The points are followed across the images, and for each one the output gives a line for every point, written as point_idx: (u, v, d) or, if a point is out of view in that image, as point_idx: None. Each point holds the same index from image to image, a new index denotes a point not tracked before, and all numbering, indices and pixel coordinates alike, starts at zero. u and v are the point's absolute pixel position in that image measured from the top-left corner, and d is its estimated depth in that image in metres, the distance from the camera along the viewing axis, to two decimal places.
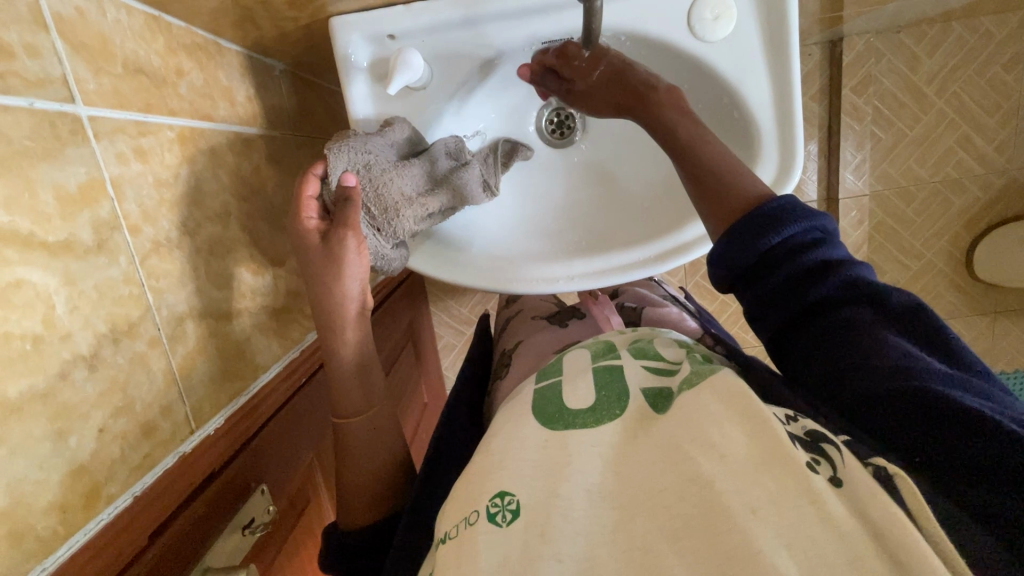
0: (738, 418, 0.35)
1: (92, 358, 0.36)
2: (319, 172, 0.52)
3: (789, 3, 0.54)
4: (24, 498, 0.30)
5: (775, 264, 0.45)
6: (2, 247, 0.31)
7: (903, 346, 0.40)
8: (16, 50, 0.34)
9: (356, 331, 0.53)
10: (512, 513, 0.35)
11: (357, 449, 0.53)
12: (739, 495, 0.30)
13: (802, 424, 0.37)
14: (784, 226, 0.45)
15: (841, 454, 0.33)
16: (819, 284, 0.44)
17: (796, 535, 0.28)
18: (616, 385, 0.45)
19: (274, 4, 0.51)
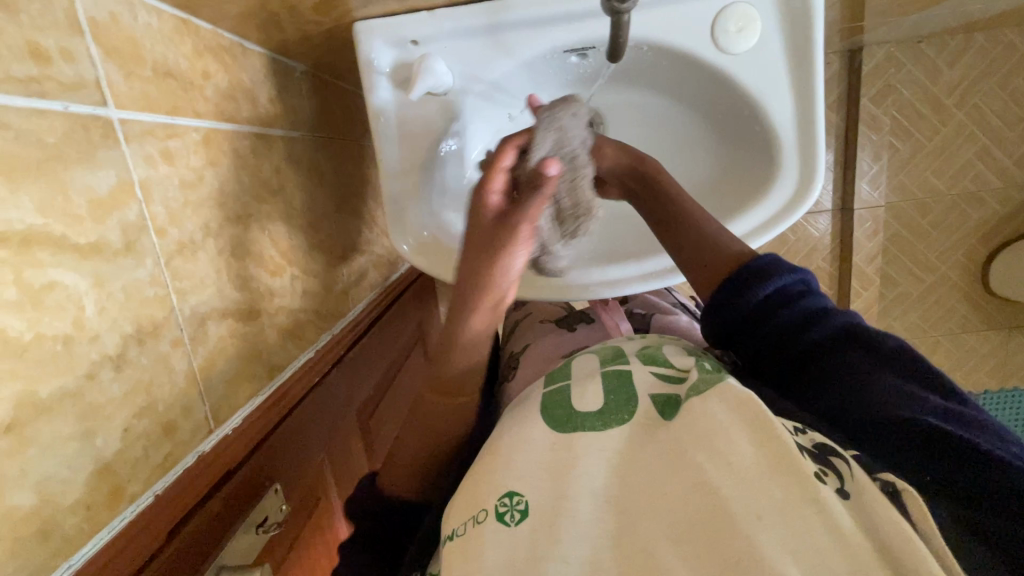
0: (744, 424, 0.34)
1: (118, 359, 0.36)
2: (517, 143, 0.45)
3: (816, 16, 0.53)
4: (54, 496, 0.31)
5: (766, 314, 0.48)
6: (37, 250, 0.31)
7: (898, 386, 0.40)
8: (52, 55, 0.34)
9: (488, 320, 0.49)
10: (521, 513, 0.36)
11: (444, 427, 0.53)
12: (743, 501, 0.30)
13: (812, 436, 0.36)
14: (774, 277, 0.48)
15: (851, 469, 0.32)
16: (812, 328, 0.46)
17: (800, 544, 0.27)
18: (625, 389, 0.44)
19: (301, 9, 0.51)
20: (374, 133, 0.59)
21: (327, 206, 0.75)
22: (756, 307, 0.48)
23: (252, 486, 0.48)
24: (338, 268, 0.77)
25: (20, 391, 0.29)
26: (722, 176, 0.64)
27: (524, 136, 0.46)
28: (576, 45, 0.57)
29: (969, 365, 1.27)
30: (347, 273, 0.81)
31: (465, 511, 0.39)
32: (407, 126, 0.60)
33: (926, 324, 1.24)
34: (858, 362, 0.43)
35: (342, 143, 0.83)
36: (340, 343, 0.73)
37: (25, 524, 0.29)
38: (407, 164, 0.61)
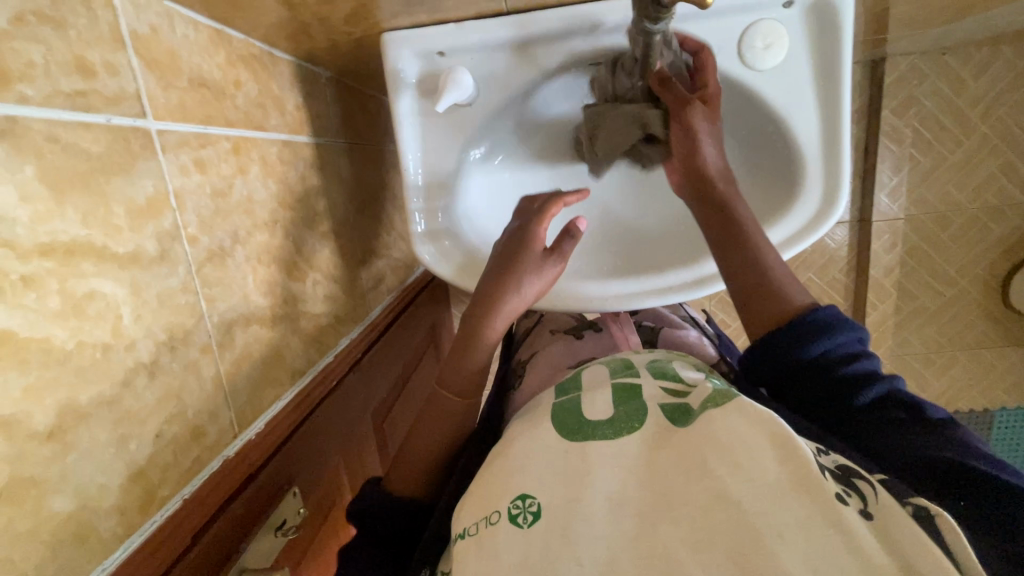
0: (765, 439, 0.34)
1: (152, 365, 0.37)
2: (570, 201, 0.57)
3: (844, 33, 0.53)
4: (90, 501, 0.32)
5: (818, 358, 0.47)
6: (80, 260, 0.32)
7: (965, 445, 0.39)
8: (97, 69, 0.35)
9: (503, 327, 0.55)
10: (534, 514, 0.36)
11: (440, 426, 0.55)
12: (767, 518, 0.30)
13: (833, 458, 0.36)
14: (829, 332, 0.47)
15: (876, 491, 0.32)
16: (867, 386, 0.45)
17: (823, 560, 0.28)
18: (636, 401, 0.43)
19: (332, 20, 0.52)
20: (399, 140, 0.60)
21: (347, 210, 0.76)
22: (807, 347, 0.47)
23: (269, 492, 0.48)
24: (357, 272, 0.78)
25: (62, 398, 0.30)
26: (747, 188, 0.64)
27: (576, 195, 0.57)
28: (600, 58, 0.57)
29: (987, 381, 1.25)
30: (366, 277, 0.82)
31: (477, 511, 0.39)
32: (432, 135, 0.61)
33: (944, 339, 1.22)
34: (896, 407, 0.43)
35: (364, 147, 0.84)
36: (357, 347, 0.74)
37: (63, 529, 0.30)
38: (430, 171, 0.62)
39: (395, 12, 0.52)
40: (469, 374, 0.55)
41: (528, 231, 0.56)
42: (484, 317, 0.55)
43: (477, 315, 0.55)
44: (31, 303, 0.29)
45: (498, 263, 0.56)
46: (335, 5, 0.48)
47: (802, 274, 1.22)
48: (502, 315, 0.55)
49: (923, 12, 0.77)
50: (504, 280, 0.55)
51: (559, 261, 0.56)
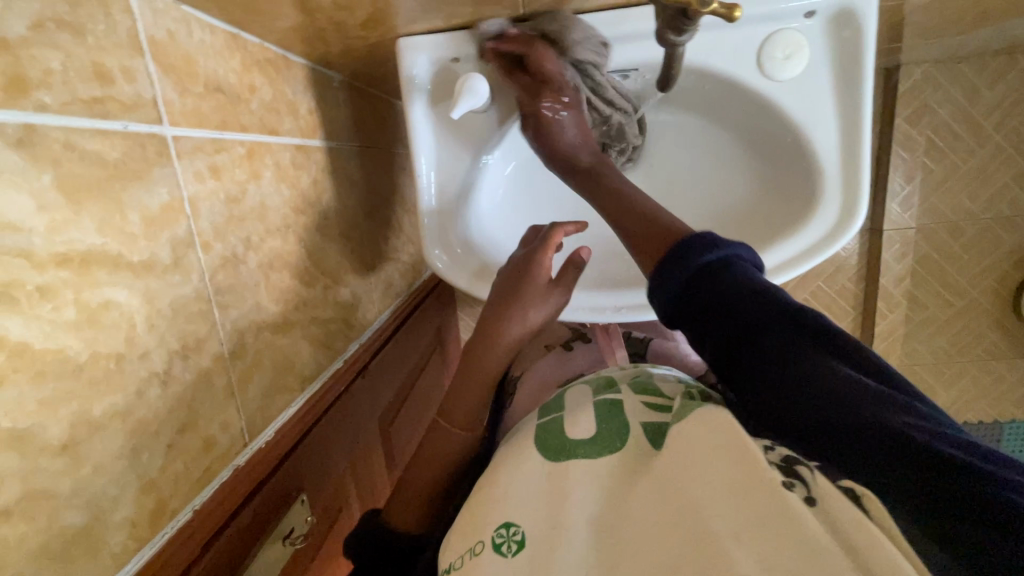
0: (719, 444, 0.33)
1: (165, 375, 0.37)
2: (568, 231, 0.58)
3: (867, 46, 0.52)
4: (103, 514, 0.31)
5: (719, 288, 0.37)
6: (95, 270, 0.32)
7: (850, 376, 0.32)
8: (115, 76, 0.35)
9: (501, 356, 0.55)
10: (518, 543, 0.37)
11: (445, 450, 0.56)
12: (723, 521, 0.29)
13: (777, 450, 0.32)
14: (701, 254, 0.40)
15: (813, 473, 0.29)
16: (756, 306, 0.35)
17: (777, 557, 0.26)
18: (619, 420, 0.43)
19: (347, 26, 0.52)
20: (412, 145, 0.60)
21: (358, 215, 0.75)
22: (695, 278, 0.39)
23: (274, 503, 0.48)
24: (367, 276, 0.78)
25: (76, 410, 0.30)
26: (764, 197, 0.62)
27: (574, 224, 0.58)
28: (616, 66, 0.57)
29: (998, 391, 1.23)
30: (375, 281, 0.81)
31: (461, 542, 0.39)
32: (445, 141, 0.60)
33: (954, 349, 1.21)
34: (768, 338, 0.35)
35: (374, 150, 0.84)
36: (365, 352, 0.74)
37: (75, 544, 0.29)
38: (442, 176, 0.61)
39: (411, 18, 0.51)
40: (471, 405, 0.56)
41: (532, 261, 0.56)
42: (488, 348, 0.55)
43: (483, 345, 0.55)
44: (46, 314, 0.28)
45: (501, 294, 0.56)
46: (352, 10, 0.48)
47: (811, 282, 1.21)
48: (506, 344, 0.55)
49: (943, 19, 0.75)
50: (509, 312, 0.55)
51: (563, 291, 0.56)
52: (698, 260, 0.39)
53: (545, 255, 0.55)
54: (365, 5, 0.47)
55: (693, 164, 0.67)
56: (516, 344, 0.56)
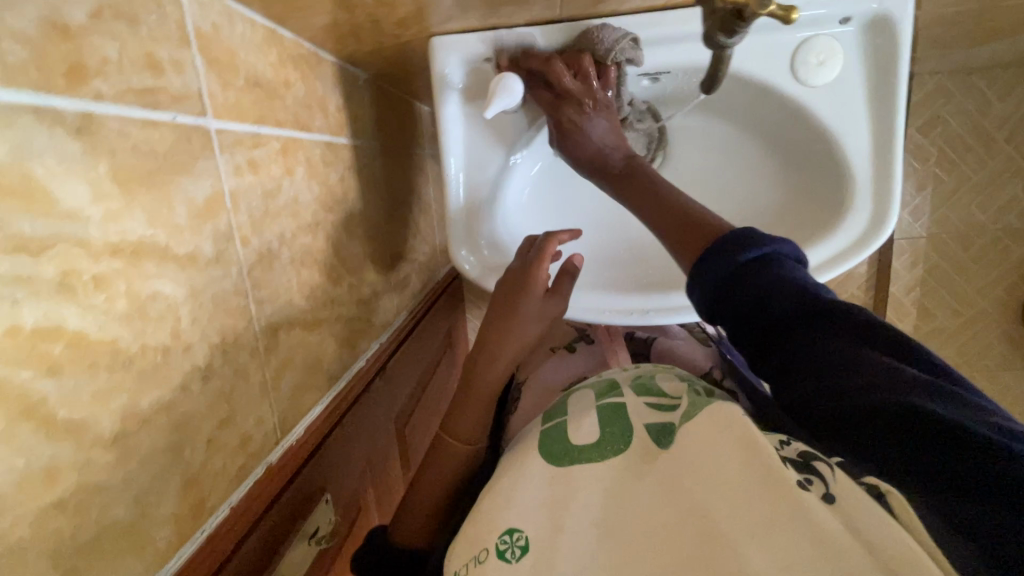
0: (734, 444, 0.34)
1: (207, 369, 0.36)
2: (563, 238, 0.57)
3: (902, 53, 0.52)
4: (148, 509, 0.31)
5: (759, 286, 0.36)
6: (145, 261, 0.31)
7: (894, 368, 0.30)
8: (165, 67, 0.34)
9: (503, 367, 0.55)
10: (522, 549, 0.37)
11: (451, 467, 0.54)
12: (734, 521, 0.30)
13: (795, 447, 0.34)
14: (743, 249, 0.38)
15: (834, 472, 0.30)
16: (789, 301, 0.34)
17: (790, 557, 0.27)
18: (623, 422, 0.43)
19: (384, 23, 0.51)
20: (442, 144, 0.60)
21: (380, 214, 0.75)
22: (733, 277, 0.38)
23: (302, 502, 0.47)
24: (387, 275, 0.77)
25: (125, 403, 0.29)
26: (793, 202, 0.63)
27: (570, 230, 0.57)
28: (649, 69, 0.57)
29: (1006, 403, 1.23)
30: (394, 280, 0.81)
31: (466, 550, 0.39)
32: (475, 142, 0.60)
33: (962, 359, 1.20)
34: (806, 333, 0.34)
35: (395, 150, 0.84)
36: (385, 351, 0.73)
37: (123, 539, 0.29)
38: (471, 177, 0.61)
39: (448, 17, 0.51)
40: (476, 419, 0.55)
41: (528, 272, 0.55)
42: (488, 364, 0.55)
43: (484, 359, 0.55)
44: (100, 305, 0.28)
45: (500, 309, 0.56)
46: (392, 7, 0.47)
47: None
48: (507, 358, 0.55)
49: (964, 29, 0.75)
50: (507, 327, 0.55)
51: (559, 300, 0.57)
52: (737, 258, 0.38)
53: (541, 266, 0.54)
54: (406, 3, 0.47)
55: (719, 169, 0.67)
56: (517, 353, 0.56)
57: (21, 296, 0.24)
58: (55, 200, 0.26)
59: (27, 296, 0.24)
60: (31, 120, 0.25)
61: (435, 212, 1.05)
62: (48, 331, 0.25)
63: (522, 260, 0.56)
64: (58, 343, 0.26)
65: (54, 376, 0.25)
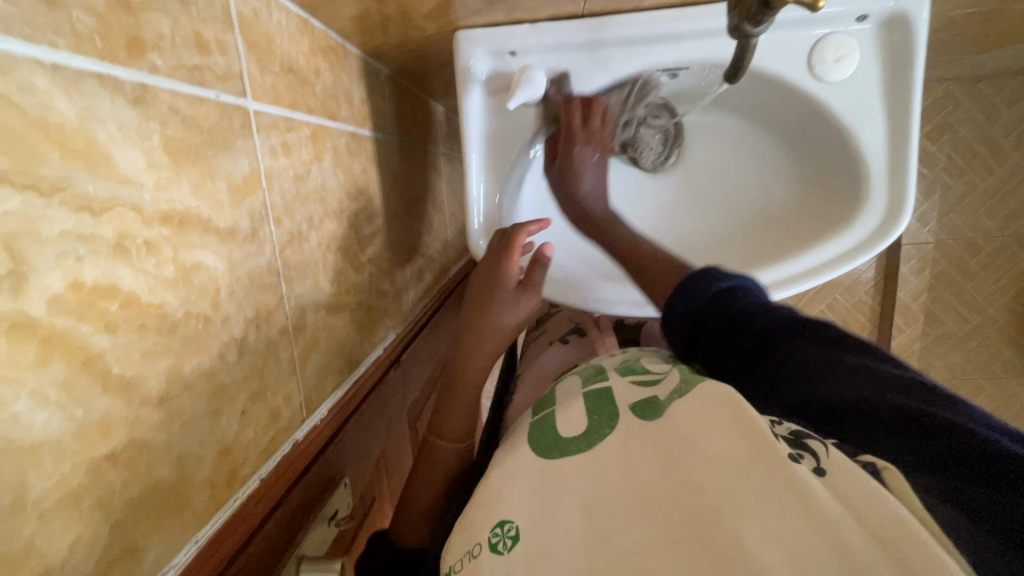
0: (727, 420, 0.33)
1: (242, 342, 0.37)
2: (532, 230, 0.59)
3: (918, 48, 0.53)
4: (188, 471, 0.32)
5: (734, 311, 0.44)
6: (190, 231, 0.32)
7: (864, 368, 0.37)
8: (211, 47, 0.35)
9: (485, 359, 0.55)
10: (512, 539, 0.34)
11: (446, 461, 0.52)
12: (723, 494, 0.29)
13: (787, 426, 0.34)
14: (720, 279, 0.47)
15: (826, 447, 0.31)
16: (762, 321, 0.43)
17: (783, 529, 0.26)
18: (609, 404, 0.42)
19: (412, 16, 0.53)
20: (463, 138, 0.61)
21: (397, 207, 0.76)
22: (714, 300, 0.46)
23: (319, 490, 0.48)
24: (403, 267, 0.78)
25: (171, 366, 0.30)
26: (806, 199, 0.64)
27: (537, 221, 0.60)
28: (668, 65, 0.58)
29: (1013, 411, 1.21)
30: (410, 273, 0.82)
31: (459, 546, 0.37)
32: (495, 135, 0.61)
33: (970, 365, 1.20)
34: (789, 348, 0.41)
35: (413, 146, 0.85)
36: (400, 343, 0.74)
37: (165, 499, 0.30)
38: (490, 171, 0.62)
39: (476, 10, 0.52)
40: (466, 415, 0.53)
41: (500, 266, 0.57)
42: (468, 361, 0.54)
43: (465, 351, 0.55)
44: (150, 269, 0.29)
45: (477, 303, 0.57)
46: None
47: (829, 293, 1.21)
48: (488, 350, 0.55)
49: (973, 35, 0.76)
50: (485, 317, 0.56)
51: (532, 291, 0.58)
52: (711, 289, 0.46)
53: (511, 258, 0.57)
54: None
55: (734, 170, 0.69)
56: (498, 345, 0.56)
57: (84, 254, 0.25)
58: (115, 164, 0.27)
59: (89, 254, 0.25)
60: (96, 87, 0.26)
61: (448, 211, 1.07)
62: (105, 289, 0.26)
63: (493, 256, 0.59)
64: (114, 302, 0.27)
65: (110, 333, 0.26)
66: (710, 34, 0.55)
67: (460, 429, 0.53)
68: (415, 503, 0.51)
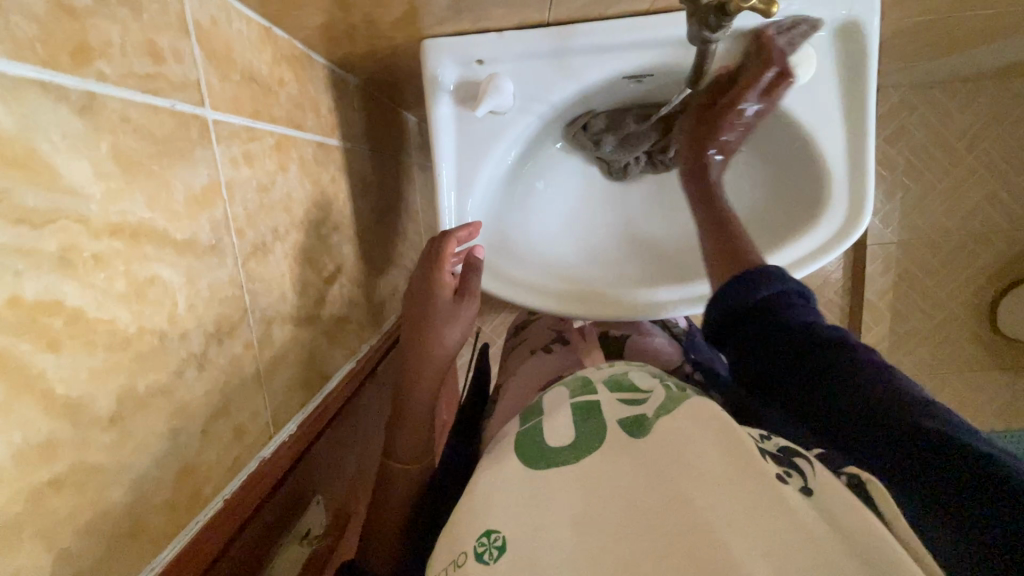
0: (714, 438, 0.34)
1: (202, 357, 0.36)
2: (461, 238, 0.58)
3: (871, 54, 0.55)
4: (144, 495, 0.31)
5: (777, 319, 0.47)
6: (144, 244, 0.31)
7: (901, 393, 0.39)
8: (165, 55, 0.35)
9: (431, 380, 0.55)
10: (500, 549, 0.32)
11: (404, 486, 0.53)
12: (715, 510, 0.29)
13: (776, 442, 0.37)
14: (772, 281, 0.50)
15: (813, 467, 0.33)
16: (804, 329, 0.46)
17: (773, 543, 0.26)
18: (596, 419, 0.42)
19: (378, 24, 0.52)
20: (435, 146, 0.60)
21: (369, 217, 0.75)
22: (757, 307, 0.49)
23: (282, 516, 0.46)
24: (376, 279, 0.77)
25: (124, 384, 0.29)
26: (772, 205, 0.66)
27: (467, 227, 0.58)
28: (636, 72, 0.59)
29: (979, 401, 1.24)
30: (383, 283, 0.81)
31: (447, 552, 0.35)
32: (467, 141, 0.61)
33: (936, 361, 1.23)
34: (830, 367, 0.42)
35: (384, 155, 0.84)
36: (376, 355, 0.73)
37: (118, 523, 0.29)
38: (463, 180, 0.62)
39: (442, 19, 0.53)
40: (419, 439, 0.54)
41: (432, 282, 0.57)
42: (416, 386, 0.55)
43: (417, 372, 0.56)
44: (99, 283, 0.28)
45: (415, 321, 0.57)
46: (386, 7, 0.48)
47: None
48: (434, 374, 0.56)
49: (925, 42, 0.79)
50: (427, 338, 0.56)
51: (468, 301, 0.58)
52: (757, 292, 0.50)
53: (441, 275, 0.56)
54: (402, 3, 0.48)
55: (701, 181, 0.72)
56: (442, 361, 0.56)
57: (23, 269, 0.24)
58: (59, 175, 0.26)
59: (28, 268, 0.24)
60: (38, 96, 0.25)
61: (423, 220, 1.06)
62: (48, 305, 0.25)
63: (425, 270, 0.58)
64: (58, 319, 0.25)
65: (53, 351, 0.25)
66: (673, 38, 0.56)
67: (416, 449, 0.54)
68: (380, 526, 0.51)
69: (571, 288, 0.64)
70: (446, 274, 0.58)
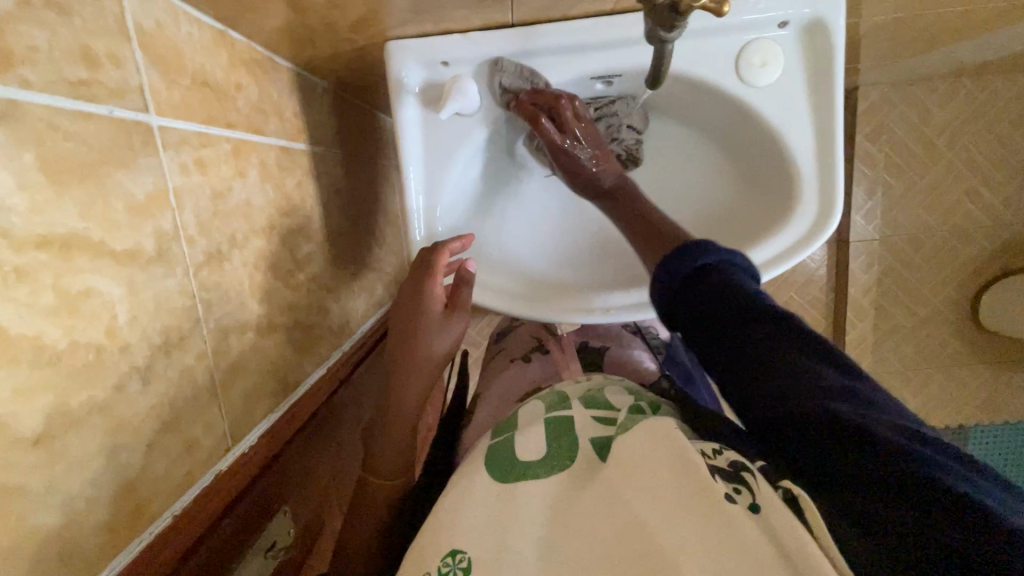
0: (665, 456, 0.33)
1: (146, 370, 0.35)
2: (454, 247, 0.58)
3: (837, 53, 0.55)
4: (77, 516, 0.30)
5: (711, 293, 0.40)
6: (76, 256, 0.30)
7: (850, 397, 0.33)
8: (101, 61, 0.34)
9: (416, 389, 0.55)
10: (464, 571, 0.31)
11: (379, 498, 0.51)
12: (671, 535, 0.29)
13: (727, 457, 0.35)
14: (708, 253, 0.43)
15: (758, 480, 0.31)
16: (748, 306, 0.38)
17: (720, 568, 0.26)
18: (569, 438, 0.41)
19: (338, 27, 0.51)
20: (401, 150, 0.59)
21: (341, 221, 0.74)
22: (688, 282, 0.42)
23: (244, 531, 0.45)
24: (350, 284, 0.76)
25: (53, 402, 0.28)
26: (747, 199, 0.65)
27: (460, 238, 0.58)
28: (603, 73, 0.58)
29: (964, 396, 1.25)
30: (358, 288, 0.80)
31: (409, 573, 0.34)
32: (434, 144, 0.60)
33: (920, 356, 1.23)
34: (776, 356, 0.36)
35: (358, 159, 0.83)
36: (348, 362, 0.71)
37: (46, 546, 0.28)
38: (431, 183, 0.61)
39: (403, 21, 0.52)
40: (400, 452, 0.53)
41: (423, 293, 0.57)
42: (400, 397, 0.54)
43: (402, 382, 0.55)
44: (22, 298, 0.27)
45: (403, 332, 0.57)
46: (343, 9, 0.47)
47: (784, 291, 1.23)
48: (419, 385, 0.55)
49: (899, 40, 0.79)
50: (412, 347, 0.56)
51: (461, 312, 0.58)
52: (689, 267, 0.43)
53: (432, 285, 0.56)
54: (359, 4, 0.47)
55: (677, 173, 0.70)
56: (428, 371, 0.56)
57: None
58: None
59: None
60: None
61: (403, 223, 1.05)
62: None
63: (416, 280, 0.58)
64: None
65: None
66: (637, 39, 0.55)
67: (396, 464, 0.53)
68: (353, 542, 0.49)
69: (542, 293, 0.63)
70: (438, 285, 0.57)
